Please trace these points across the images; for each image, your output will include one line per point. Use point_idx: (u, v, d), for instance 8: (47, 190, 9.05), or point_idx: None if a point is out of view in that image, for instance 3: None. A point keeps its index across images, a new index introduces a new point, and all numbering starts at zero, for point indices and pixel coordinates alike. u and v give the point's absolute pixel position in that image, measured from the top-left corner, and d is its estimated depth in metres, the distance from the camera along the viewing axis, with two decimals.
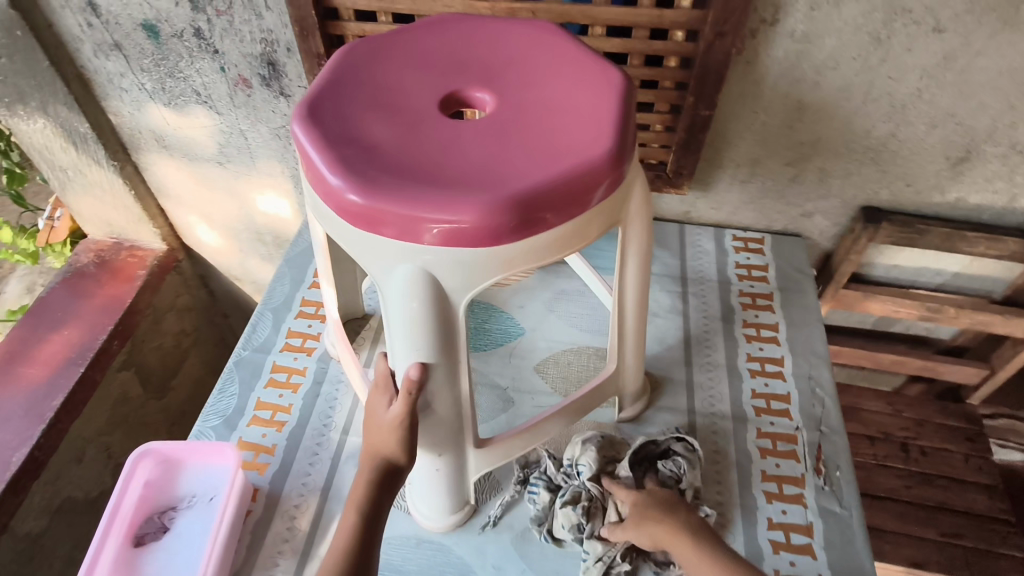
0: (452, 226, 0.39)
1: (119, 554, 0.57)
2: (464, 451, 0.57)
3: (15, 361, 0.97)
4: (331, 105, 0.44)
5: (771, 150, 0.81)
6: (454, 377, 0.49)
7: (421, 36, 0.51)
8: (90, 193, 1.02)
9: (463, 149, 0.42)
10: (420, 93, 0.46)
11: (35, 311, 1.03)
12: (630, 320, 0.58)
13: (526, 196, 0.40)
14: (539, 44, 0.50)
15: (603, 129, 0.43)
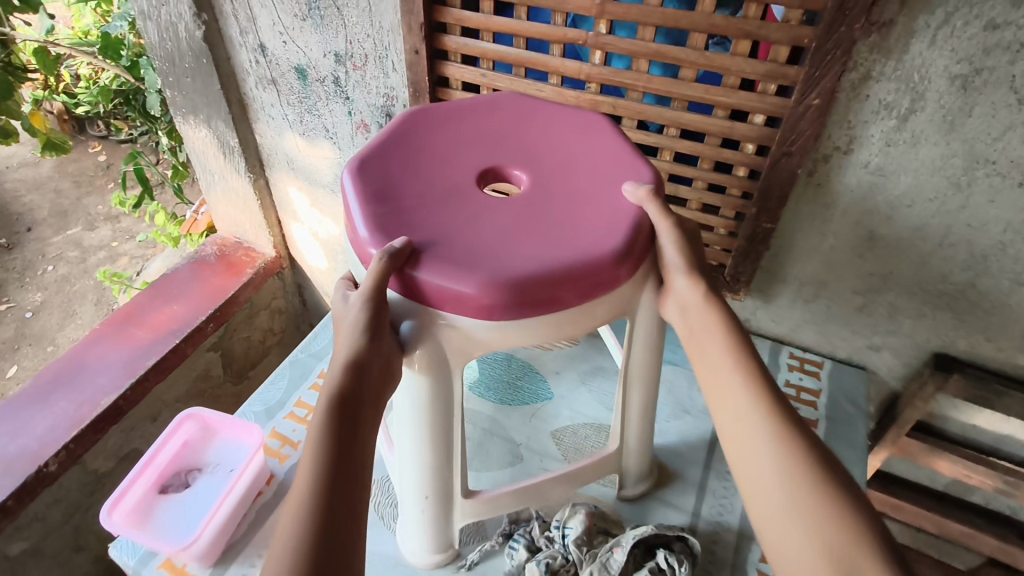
0: (453, 293, 0.49)
1: (143, 495, 0.65)
2: (453, 495, 0.59)
3: (131, 321, 1.14)
4: (382, 171, 0.57)
5: (838, 274, 0.79)
6: (450, 430, 0.55)
7: (476, 127, 0.63)
8: (228, 196, 1.21)
9: (481, 237, 0.52)
10: (459, 183, 0.57)
11: (159, 284, 1.20)
12: (633, 407, 0.62)
13: (524, 282, 0.48)
14: (577, 155, 0.60)
15: (606, 240, 0.52)
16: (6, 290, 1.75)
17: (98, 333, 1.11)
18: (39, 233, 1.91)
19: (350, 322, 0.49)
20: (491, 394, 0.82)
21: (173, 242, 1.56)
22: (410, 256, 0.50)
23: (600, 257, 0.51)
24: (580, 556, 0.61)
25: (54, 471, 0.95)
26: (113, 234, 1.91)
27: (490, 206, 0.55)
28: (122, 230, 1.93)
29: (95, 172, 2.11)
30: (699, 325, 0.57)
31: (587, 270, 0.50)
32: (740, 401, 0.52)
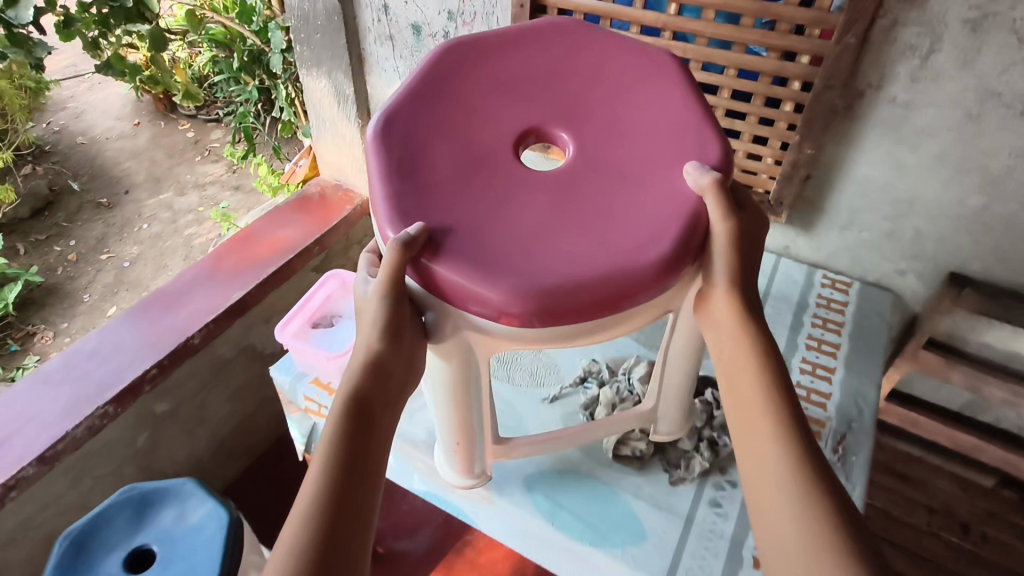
0: (474, 294, 0.54)
1: (300, 326, 0.85)
2: (483, 437, 0.70)
3: (250, 240, 1.34)
4: (413, 159, 0.61)
5: (869, 201, 0.92)
6: (474, 394, 0.65)
7: (511, 101, 0.66)
8: (335, 140, 1.41)
9: (504, 242, 0.56)
10: (488, 176, 0.61)
11: (273, 214, 1.40)
12: (674, 370, 0.68)
13: (543, 293, 0.53)
14: (611, 149, 0.63)
15: (626, 255, 0.55)
16: (107, 243, 2.10)
17: (223, 250, 1.31)
18: (136, 195, 2.30)
19: (368, 313, 0.57)
20: None
21: (272, 192, 1.78)
22: (424, 245, 0.55)
23: (613, 276, 0.54)
24: (642, 389, 0.79)
25: (198, 343, 1.15)
26: (199, 201, 2.26)
27: (512, 200, 0.59)
28: (207, 198, 2.27)
29: (184, 147, 2.55)
30: (728, 347, 0.58)
31: (599, 287, 0.54)
32: (762, 435, 0.53)
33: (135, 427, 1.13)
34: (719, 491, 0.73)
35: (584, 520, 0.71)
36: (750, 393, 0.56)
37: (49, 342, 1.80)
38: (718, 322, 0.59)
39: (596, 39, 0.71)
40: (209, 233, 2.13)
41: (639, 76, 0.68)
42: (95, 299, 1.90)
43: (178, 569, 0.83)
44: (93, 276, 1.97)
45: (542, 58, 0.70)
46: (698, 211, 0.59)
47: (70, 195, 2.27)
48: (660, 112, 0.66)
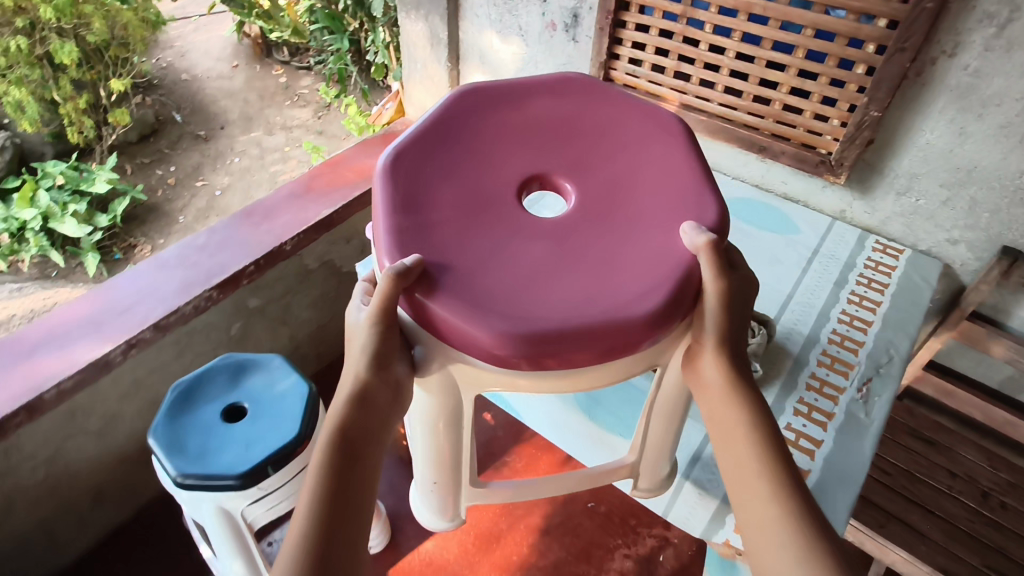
0: (465, 330, 0.59)
1: None
2: (461, 480, 0.78)
3: (340, 167, 1.47)
4: (417, 200, 0.67)
5: (929, 168, 0.96)
6: (459, 433, 0.72)
7: (516, 154, 0.73)
8: (424, 82, 1.52)
9: (497, 285, 0.62)
10: (486, 222, 0.67)
11: (363, 145, 1.53)
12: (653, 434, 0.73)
13: (531, 337, 0.58)
14: (609, 205, 0.70)
15: (615, 306, 0.61)
16: (202, 172, 2.33)
17: (315, 173, 1.45)
18: (230, 131, 2.50)
19: (360, 342, 0.61)
20: None
21: (359, 131, 1.92)
22: (419, 280, 0.61)
23: (600, 325, 0.59)
24: None
25: (290, 249, 1.29)
26: (286, 141, 2.42)
27: (511, 243, 0.66)
28: (293, 139, 2.43)
29: (276, 90, 2.73)
30: (721, 420, 0.63)
31: (585, 335, 0.59)
32: (764, 509, 0.57)
33: (231, 316, 1.29)
34: None
35: (618, 415, 0.81)
36: (746, 467, 0.60)
37: (148, 254, 2.04)
38: (704, 380, 0.64)
39: (601, 103, 0.79)
40: (294, 171, 2.27)
41: (641, 140, 0.76)
42: (190, 221, 2.12)
43: (266, 425, 0.95)
44: (189, 200, 2.21)
45: (546, 117, 0.77)
46: (691, 271, 0.64)
47: (173, 126, 2.54)
48: (657, 174, 0.73)
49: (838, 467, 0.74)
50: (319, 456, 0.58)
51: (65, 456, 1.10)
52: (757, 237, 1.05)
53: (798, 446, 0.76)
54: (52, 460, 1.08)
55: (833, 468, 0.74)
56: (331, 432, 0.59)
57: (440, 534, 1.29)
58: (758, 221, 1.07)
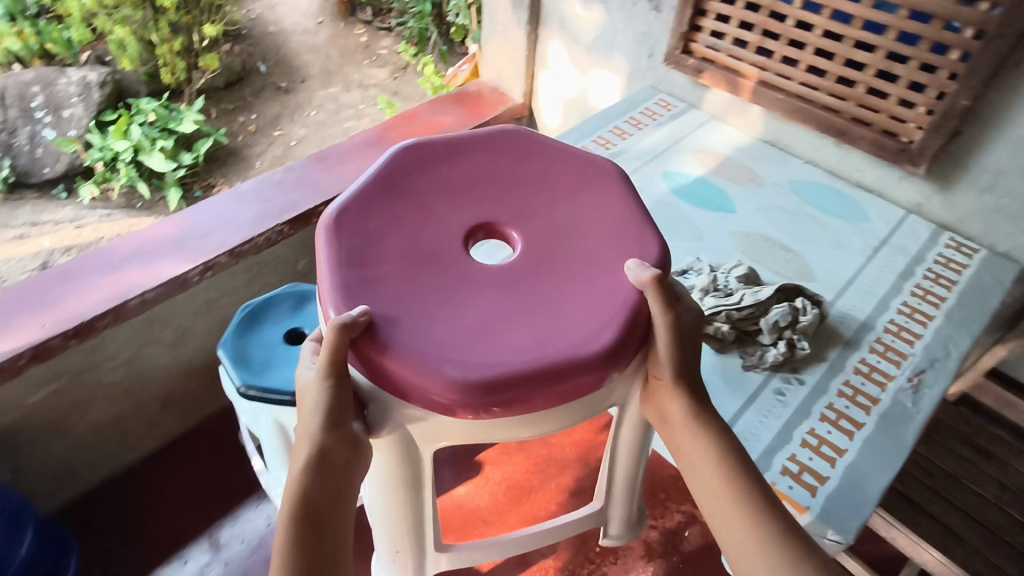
0: (415, 381, 0.58)
1: None
2: (424, 545, 0.76)
3: (413, 120, 1.52)
4: (361, 252, 0.66)
5: (1017, 165, 0.92)
6: (422, 492, 0.70)
7: (465, 201, 0.72)
8: (502, 45, 1.55)
9: (447, 335, 0.61)
10: (434, 269, 0.66)
11: (437, 102, 1.57)
12: (618, 486, 0.80)
13: (484, 388, 0.58)
14: (558, 247, 0.69)
15: (567, 350, 0.60)
16: (281, 122, 2.44)
17: (389, 124, 1.50)
18: (309, 85, 2.60)
19: (312, 402, 0.59)
20: (689, 199, 1.07)
21: (433, 90, 1.97)
22: (365, 331, 0.59)
23: (552, 373, 0.59)
24: (737, 286, 0.87)
25: None
26: (362, 98, 2.50)
27: (459, 291, 0.65)
28: (368, 97, 2.50)
29: (356, 49, 2.80)
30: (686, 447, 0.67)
31: (537, 384, 0.58)
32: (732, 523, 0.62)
33: (298, 252, 1.36)
34: (785, 383, 0.80)
35: None
36: (717, 490, 0.64)
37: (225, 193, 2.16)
38: (668, 416, 0.67)
39: (539, 146, 0.78)
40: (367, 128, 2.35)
41: (583, 180, 0.75)
42: (266, 166, 2.24)
43: None
44: (265, 147, 2.31)
45: (492, 163, 0.76)
46: (639, 304, 0.64)
47: (257, 75, 2.65)
48: (602, 214, 0.73)
49: (877, 451, 0.73)
50: (282, 534, 0.59)
51: (141, 361, 1.21)
52: (821, 220, 1.03)
53: (838, 426, 0.76)
54: (130, 363, 1.19)
55: (871, 451, 0.73)
56: (292, 506, 0.59)
57: (473, 480, 1.35)
58: (824, 207, 1.06)
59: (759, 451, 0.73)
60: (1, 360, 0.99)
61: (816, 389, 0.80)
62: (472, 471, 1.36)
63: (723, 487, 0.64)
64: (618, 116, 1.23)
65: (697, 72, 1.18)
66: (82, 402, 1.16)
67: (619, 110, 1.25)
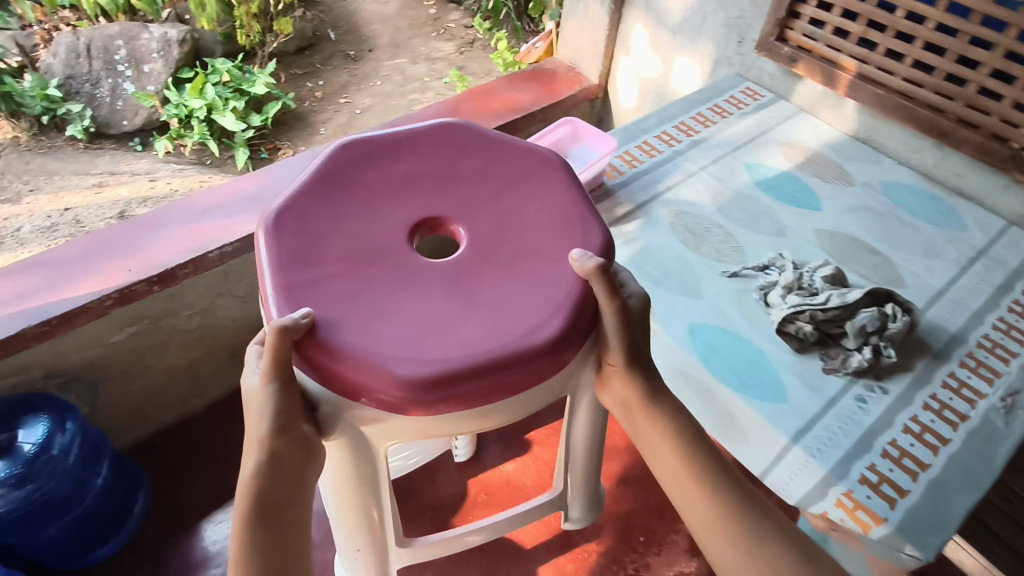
0: (364, 379, 0.59)
1: None
2: (387, 541, 0.78)
3: (488, 94, 1.51)
4: (303, 254, 0.65)
5: None
6: (376, 491, 0.71)
7: (410, 197, 0.72)
8: (583, 23, 1.52)
9: (393, 332, 0.61)
10: (378, 264, 0.66)
11: (512, 77, 1.56)
12: (577, 470, 0.85)
13: (434, 384, 0.58)
14: (503, 241, 0.69)
15: (513, 342, 0.61)
16: (348, 90, 2.46)
17: (463, 97, 1.49)
18: (377, 55, 2.62)
19: (259, 403, 0.60)
20: (772, 193, 1.03)
21: (504, 67, 1.97)
22: (307, 332, 0.59)
23: (498, 369, 0.60)
24: (822, 286, 0.84)
25: None
26: (428, 71, 2.50)
27: (404, 287, 0.65)
28: (435, 70, 2.50)
29: (425, 21, 2.80)
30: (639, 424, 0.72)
31: (484, 378, 0.60)
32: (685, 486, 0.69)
33: None
34: (867, 391, 0.77)
35: (735, 371, 0.79)
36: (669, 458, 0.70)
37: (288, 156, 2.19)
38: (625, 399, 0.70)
39: (481, 139, 0.78)
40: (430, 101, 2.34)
41: (526, 173, 0.75)
42: (331, 133, 2.27)
43: None
44: (331, 114, 2.34)
45: (435, 158, 0.76)
46: (582, 293, 0.66)
47: (327, 42, 2.69)
48: (544, 206, 0.73)
49: (962, 470, 0.70)
50: (240, 533, 0.61)
51: (215, 312, 1.25)
52: (913, 225, 0.98)
53: (922, 439, 0.73)
54: (204, 312, 1.23)
55: (956, 469, 0.70)
56: (249, 509, 0.61)
57: (521, 459, 1.36)
58: (917, 211, 1.01)
59: (837, 458, 0.71)
60: (89, 301, 1.04)
61: (899, 400, 0.77)
62: (520, 449, 1.37)
63: (684, 466, 0.69)
64: (701, 103, 1.20)
65: (791, 61, 1.14)
66: (159, 345, 1.21)
67: (702, 97, 1.22)
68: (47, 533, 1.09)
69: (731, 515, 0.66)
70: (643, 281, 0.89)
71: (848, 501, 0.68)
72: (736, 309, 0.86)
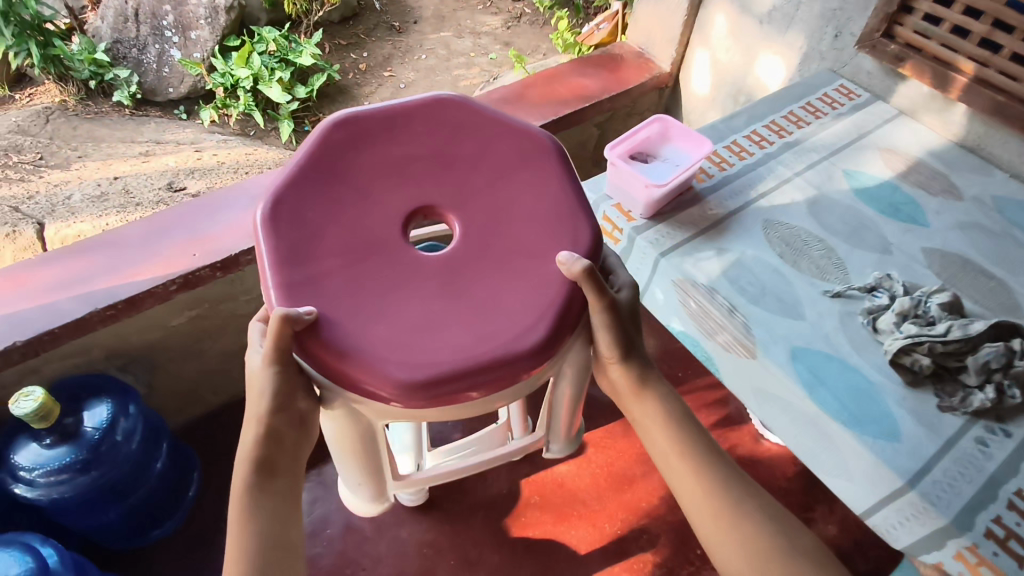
0: (363, 379, 0.65)
1: (619, 154, 0.93)
2: (383, 475, 0.83)
3: (556, 79, 1.44)
4: (302, 250, 0.68)
5: None
6: (369, 439, 0.76)
7: (404, 189, 0.73)
8: (658, 8, 1.43)
9: (387, 334, 0.66)
10: (373, 259, 0.69)
11: (580, 62, 1.49)
12: (559, 418, 0.86)
13: (424, 387, 0.65)
14: (491, 242, 0.73)
15: (494, 347, 0.67)
16: (391, 64, 2.43)
17: (529, 82, 1.43)
18: (422, 28, 2.55)
19: (261, 383, 0.67)
20: (874, 205, 0.96)
21: (564, 48, 1.92)
22: (308, 327, 0.65)
23: (481, 372, 0.66)
24: (939, 314, 0.78)
25: None
26: (473, 47, 2.43)
27: (399, 286, 0.69)
28: (480, 46, 2.43)
29: None
30: (645, 418, 0.79)
31: (467, 380, 0.66)
32: (689, 478, 0.75)
33: None
34: (988, 432, 0.72)
35: (841, 401, 0.74)
36: (672, 451, 0.77)
37: None
38: (619, 387, 0.80)
39: (475, 123, 0.77)
40: (476, 78, 2.30)
41: (519, 164, 0.76)
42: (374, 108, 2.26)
43: None
44: (376, 88, 2.33)
45: (429, 145, 0.76)
46: (570, 293, 0.71)
47: (371, 13, 2.64)
48: (536, 201, 0.75)
49: None
50: (240, 486, 0.68)
51: None
52: None
53: None
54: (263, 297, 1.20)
55: None
56: (248, 469, 0.68)
57: (575, 460, 1.34)
58: None
59: (960, 507, 0.67)
60: (154, 285, 1.01)
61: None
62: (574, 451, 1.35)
63: (679, 452, 0.76)
64: (793, 101, 1.12)
65: (896, 60, 1.07)
66: (218, 327, 1.19)
67: (793, 93, 1.14)
68: (108, 517, 1.10)
69: (727, 499, 0.73)
70: (740, 297, 0.83)
71: (970, 556, 0.65)
72: (841, 333, 0.80)
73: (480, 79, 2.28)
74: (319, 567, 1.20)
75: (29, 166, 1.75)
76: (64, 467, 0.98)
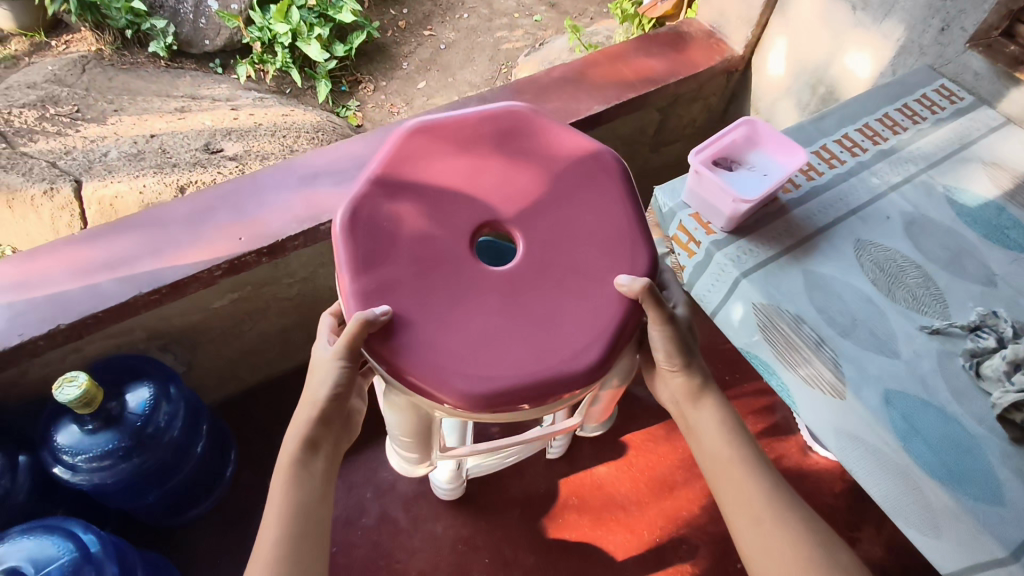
0: (431, 387, 0.61)
1: (702, 159, 0.85)
2: (430, 446, 0.81)
3: (620, 58, 1.34)
4: (375, 251, 0.63)
5: None
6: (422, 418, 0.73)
7: (479, 190, 0.68)
8: None
9: (458, 342, 0.62)
10: (445, 262, 0.64)
11: (645, 39, 1.38)
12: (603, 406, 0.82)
13: (494, 399, 0.60)
14: (566, 249, 0.67)
15: (566, 361, 0.63)
16: (431, 22, 2.33)
17: (591, 60, 1.33)
18: None
19: (326, 374, 0.69)
20: (977, 228, 0.87)
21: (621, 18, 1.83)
22: (382, 330, 0.61)
23: (551, 386, 0.62)
24: None
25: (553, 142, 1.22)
26: (517, 6, 2.30)
27: (465, 295, 0.64)
28: (524, 5, 2.30)
29: None
30: (696, 421, 0.77)
31: (538, 393, 0.61)
32: (737, 480, 0.73)
33: None
34: None
35: (937, 455, 0.68)
36: (721, 454, 0.75)
37: (370, 93, 2.13)
38: (674, 393, 0.78)
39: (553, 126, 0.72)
40: (519, 41, 2.19)
41: (590, 173, 0.71)
42: (412, 69, 2.18)
43: None
44: (414, 47, 2.24)
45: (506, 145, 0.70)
46: (627, 313, 0.66)
47: None
48: (602, 213, 0.69)
49: None
50: (288, 463, 0.69)
51: (316, 281, 1.18)
52: None
53: None
54: (305, 281, 1.16)
55: None
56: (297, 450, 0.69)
57: (614, 462, 1.31)
58: None
59: None
60: (198, 271, 0.97)
61: None
62: (615, 453, 1.31)
63: (729, 455, 0.74)
64: (887, 101, 1.01)
65: (1014, 63, 0.97)
66: (259, 309, 1.15)
67: (889, 91, 1.03)
68: (148, 500, 1.10)
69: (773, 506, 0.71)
70: (828, 328, 0.77)
71: None
72: (939, 377, 0.73)
73: (524, 42, 2.18)
74: (353, 555, 1.19)
75: (66, 119, 1.68)
76: (107, 453, 0.97)
